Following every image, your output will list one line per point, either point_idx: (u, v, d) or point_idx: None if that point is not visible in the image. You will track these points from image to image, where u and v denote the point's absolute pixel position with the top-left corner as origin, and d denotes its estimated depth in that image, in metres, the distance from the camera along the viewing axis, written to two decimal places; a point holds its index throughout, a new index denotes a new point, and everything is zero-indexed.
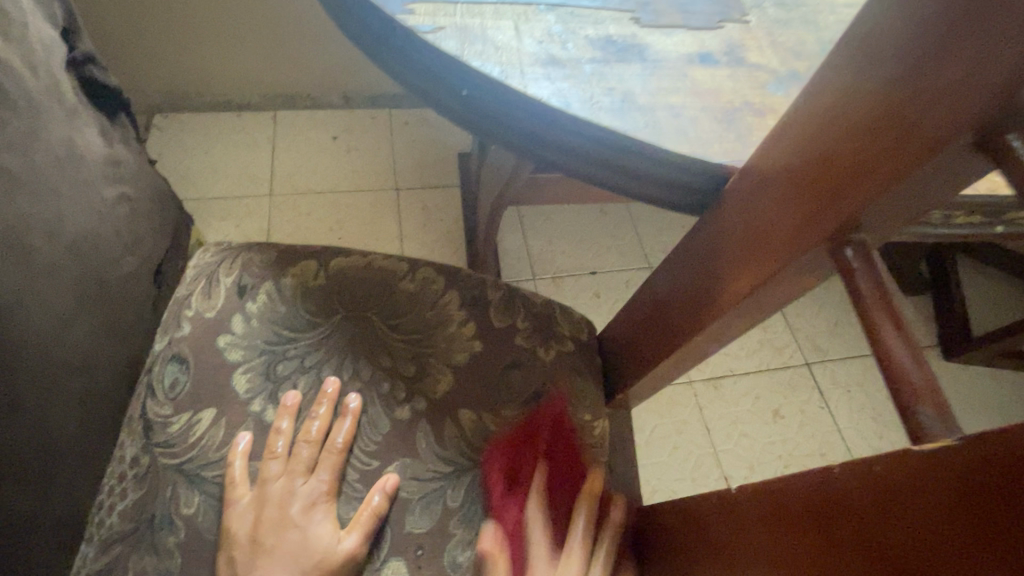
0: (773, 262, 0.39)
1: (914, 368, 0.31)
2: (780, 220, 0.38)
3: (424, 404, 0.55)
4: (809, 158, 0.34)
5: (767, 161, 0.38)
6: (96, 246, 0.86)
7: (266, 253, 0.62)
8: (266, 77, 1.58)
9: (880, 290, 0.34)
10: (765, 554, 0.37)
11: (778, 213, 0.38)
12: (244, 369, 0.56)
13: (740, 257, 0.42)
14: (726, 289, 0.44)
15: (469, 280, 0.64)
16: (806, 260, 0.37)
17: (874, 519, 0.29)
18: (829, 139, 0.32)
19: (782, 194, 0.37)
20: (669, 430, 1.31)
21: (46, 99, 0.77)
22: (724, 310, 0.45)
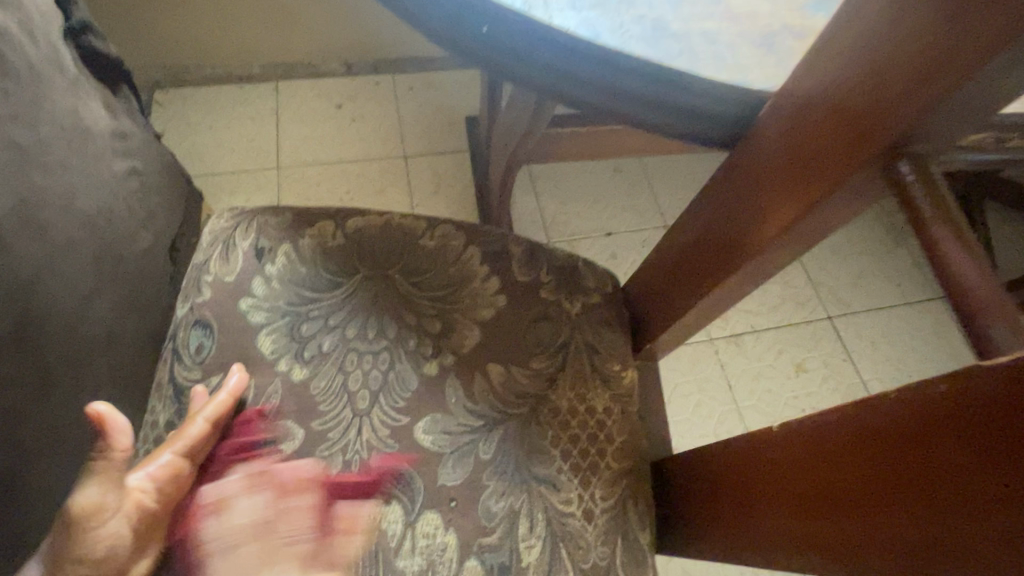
0: (819, 188, 0.37)
1: (981, 278, 0.29)
2: (824, 144, 0.36)
3: (451, 359, 0.54)
4: (856, 71, 0.32)
5: (808, 81, 0.36)
6: (111, 219, 0.85)
7: (281, 215, 0.61)
8: (266, 45, 1.54)
9: (938, 207, 0.32)
10: (816, 489, 0.36)
11: (821, 135, 0.36)
12: (269, 331, 0.54)
13: (778, 188, 0.40)
14: (762, 226, 0.42)
15: (489, 235, 0.62)
16: (854, 183, 0.35)
17: (922, 444, 0.28)
18: (879, 47, 0.30)
19: (826, 115, 0.35)
20: (691, 388, 1.30)
21: (47, 68, 0.75)
22: (762, 247, 0.43)
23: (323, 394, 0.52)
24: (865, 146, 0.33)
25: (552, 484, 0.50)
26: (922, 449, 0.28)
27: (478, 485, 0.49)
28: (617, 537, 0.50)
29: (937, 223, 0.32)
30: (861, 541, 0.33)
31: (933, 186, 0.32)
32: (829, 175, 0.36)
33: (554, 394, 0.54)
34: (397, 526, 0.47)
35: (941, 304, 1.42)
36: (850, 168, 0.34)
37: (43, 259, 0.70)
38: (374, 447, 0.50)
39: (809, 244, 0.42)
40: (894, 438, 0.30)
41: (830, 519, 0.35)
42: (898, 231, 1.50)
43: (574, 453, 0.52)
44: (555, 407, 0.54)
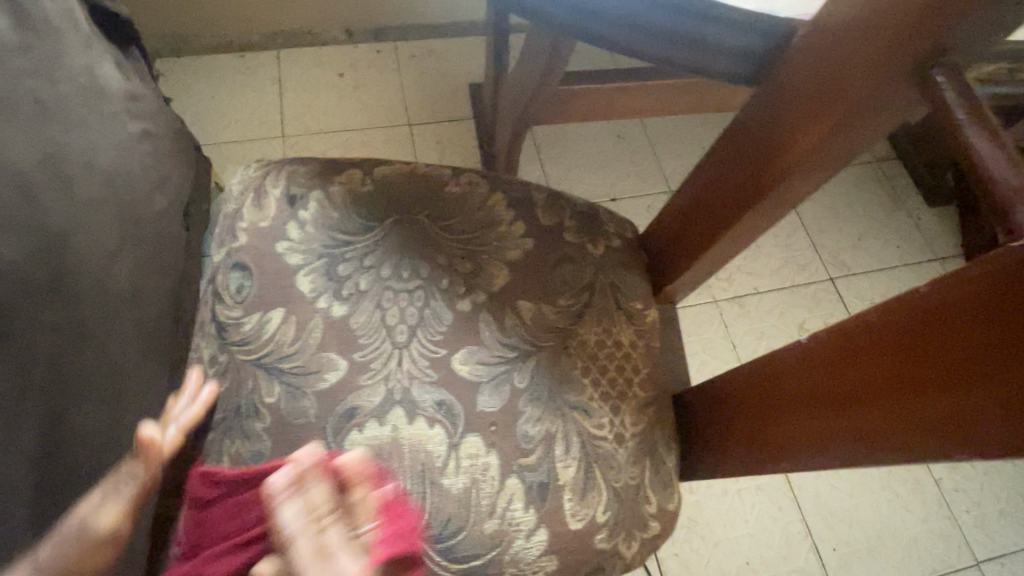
0: (848, 110, 0.39)
1: (1011, 172, 0.30)
2: (854, 66, 0.38)
3: (484, 297, 0.57)
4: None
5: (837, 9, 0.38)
6: (131, 180, 0.86)
7: (309, 164, 0.62)
8: (266, 13, 1.52)
9: (970, 108, 0.33)
10: (846, 388, 0.39)
11: (850, 58, 0.38)
12: (307, 272, 0.56)
13: (803, 112, 0.42)
14: (788, 153, 0.44)
15: (512, 183, 0.64)
16: (885, 97, 0.37)
17: (945, 327, 0.31)
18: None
19: (855, 38, 0.37)
20: (698, 349, 1.34)
21: (63, 24, 0.75)
22: (789, 175, 0.44)
23: (363, 329, 0.54)
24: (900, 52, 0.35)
25: (584, 410, 0.53)
26: (947, 328, 0.31)
27: (515, 410, 0.52)
28: (646, 458, 0.54)
29: (971, 126, 0.32)
30: (897, 427, 0.35)
31: (965, 93, 0.33)
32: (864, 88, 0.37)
33: (582, 329, 0.57)
34: (441, 448, 0.50)
35: (938, 265, 1.46)
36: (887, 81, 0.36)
37: (74, 212, 0.71)
38: (416, 378, 0.52)
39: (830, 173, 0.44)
40: (918, 327, 0.33)
41: (862, 413, 0.38)
42: (896, 195, 1.53)
43: (604, 383, 0.55)
44: (583, 340, 0.56)
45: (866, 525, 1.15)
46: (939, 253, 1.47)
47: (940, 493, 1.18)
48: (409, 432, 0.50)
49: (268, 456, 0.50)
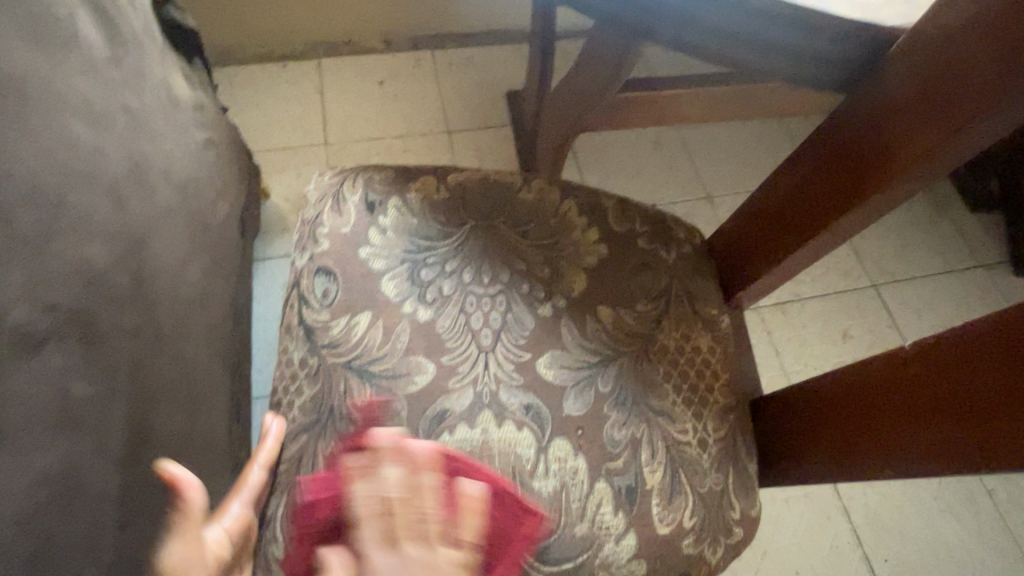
0: (968, 116, 0.39)
1: None
2: (976, 75, 0.38)
3: (564, 302, 0.58)
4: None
5: (951, 20, 0.38)
6: (198, 188, 0.88)
7: (386, 172, 0.64)
8: (311, 24, 1.55)
9: None
10: (952, 392, 0.39)
11: (973, 65, 0.38)
12: (391, 277, 0.58)
13: (913, 116, 0.42)
14: (895, 157, 0.44)
15: (583, 190, 0.65)
16: (1010, 104, 0.37)
17: None
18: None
19: (979, 46, 0.37)
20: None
21: (144, 38, 0.78)
22: (894, 177, 0.45)
23: (448, 332, 0.55)
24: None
25: (667, 415, 0.54)
26: None
27: (600, 415, 0.53)
28: (729, 464, 0.54)
29: None
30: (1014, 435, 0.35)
31: None
32: (987, 93, 0.38)
33: (661, 334, 0.58)
34: (530, 451, 0.51)
35: (985, 271, 1.43)
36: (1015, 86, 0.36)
37: (150, 219, 0.72)
38: (503, 381, 0.54)
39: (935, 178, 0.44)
40: None
41: (971, 420, 0.38)
42: (941, 201, 1.50)
43: (685, 389, 0.56)
44: (663, 345, 0.57)
45: (919, 538, 1.13)
46: (986, 260, 1.44)
47: (995, 507, 1.15)
48: (498, 434, 0.52)
49: None
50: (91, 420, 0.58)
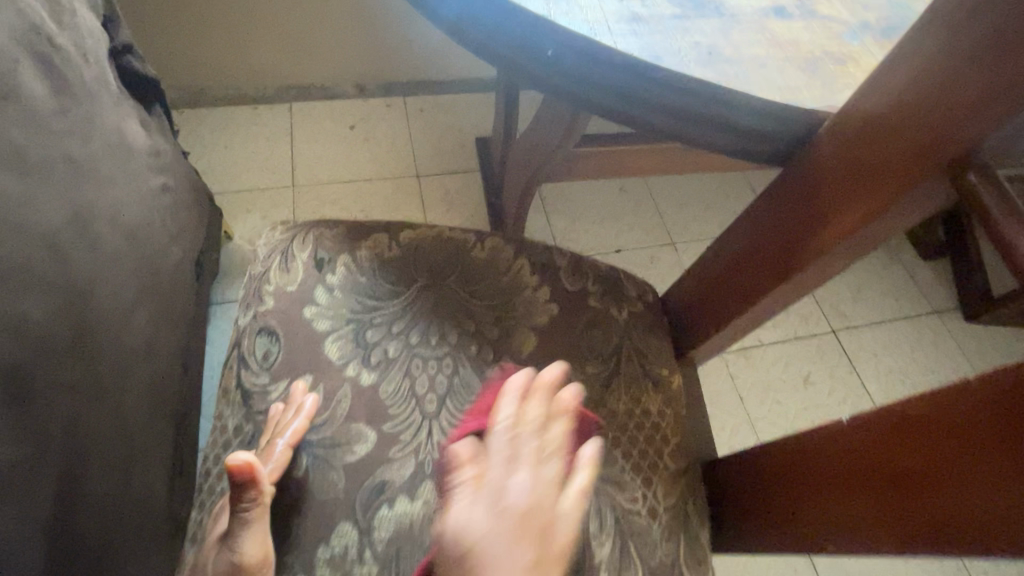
0: (885, 195, 0.40)
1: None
2: (889, 158, 0.39)
3: (512, 364, 0.57)
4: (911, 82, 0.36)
5: (868, 103, 0.40)
6: (150, 236, 0.85)
7: (337, 228, 0.63)
8: (280, 70, 1.56)
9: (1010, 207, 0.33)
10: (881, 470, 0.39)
11: (886, 149, 0.39)
12: (335, 338, 0.56)
13: (830, 198, 0.44)
14: (818, 235, 0.46)
15: (535, 247, 0.65)
16: (920, 190, 0.38)
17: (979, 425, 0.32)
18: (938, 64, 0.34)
19: (890, 132, 0.38)
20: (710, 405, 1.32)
21: (97, 88, 0.76)
22: (820, 253, 0.46)
23: (392, 397, 0.54)
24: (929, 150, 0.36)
25: (616, 483, 0.53)
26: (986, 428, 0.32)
27: None
28: (679, 533, 0.53)
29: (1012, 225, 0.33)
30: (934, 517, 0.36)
31: (1003, 191, 0.34)
32: (892, 183, 0.39)
33: (611, 399, 0.58)
34: None
35: (936, 318, 1.48)
36: (918, 179, 0.38)
37: (93, 271, 0.68)
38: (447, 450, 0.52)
39: (861, 254, 0.46)
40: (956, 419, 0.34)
41: (902, 501, 0.38)
42: (893, 248, 1.57)
43: (635, 453, 0.55)
44: (612, 410, 0.57)
45: None
46: (935, 306, 1.50)
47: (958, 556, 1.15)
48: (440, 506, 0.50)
49: (295, 533, 0.49)
50: (16, 489, 0.56)
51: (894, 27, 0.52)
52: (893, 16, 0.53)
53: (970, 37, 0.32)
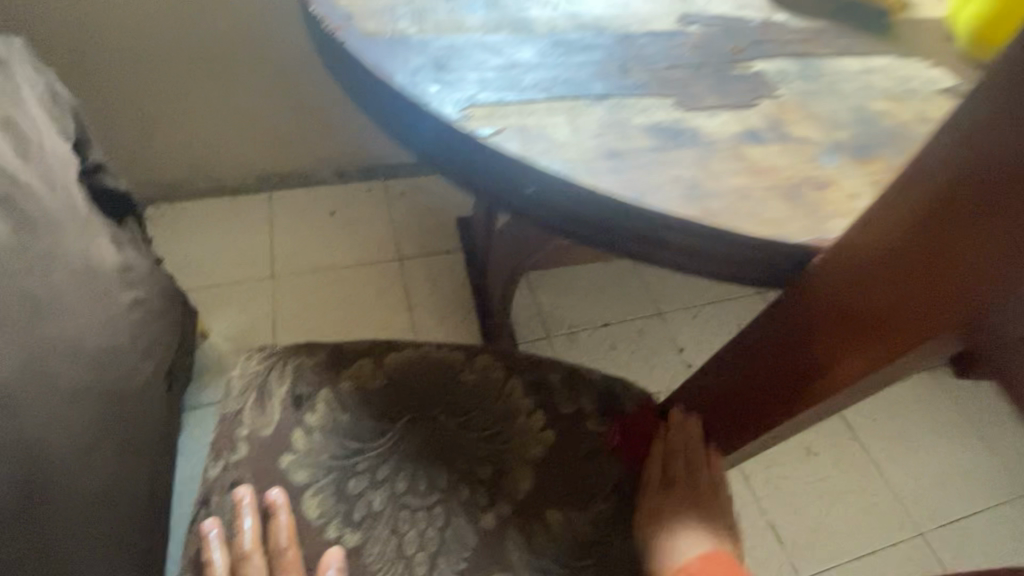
0: (890, 348, 0.39)
1: None
2: (883, 309, 0.38)
3: (508, 508, 0.54)
4: (949, 208, 0.32)
5: (857, 249, 0.39)
6: (118, 360, 0.80)
7: (317, 355, 0.60)
8: (259, 162, 1.56)
9: None
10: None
11: (882, 302, 0.38)
12: (313, 491, 0.53)
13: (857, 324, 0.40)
14: (837, 366, 0.43)
15: (527, 362, 0.62)
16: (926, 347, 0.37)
17: None
18: (988, 192, 0.30)
19: (886, 286, 0.38)
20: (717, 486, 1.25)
21: (64, 215, 0.73)
22: (839, 383, 0.44)
23: (378, 561, 0.51)
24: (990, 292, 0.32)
25: None
26: None
27: None
28: None
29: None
30: None
31: None
32: (934, 320, 0.35)
33: (618, 539, 0.54)
34: None
35: (930, 377, 1.46)
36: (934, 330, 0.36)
37: (40, 425, 0.63)
38: None
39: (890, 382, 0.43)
40: None
41: None
42: None
43: None
44: (618, 554, 0.53)
45: None
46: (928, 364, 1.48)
47: None
48: None
49: None
50: None
51: (866, 145, 0.54)
52: (859, 133, 0.55)
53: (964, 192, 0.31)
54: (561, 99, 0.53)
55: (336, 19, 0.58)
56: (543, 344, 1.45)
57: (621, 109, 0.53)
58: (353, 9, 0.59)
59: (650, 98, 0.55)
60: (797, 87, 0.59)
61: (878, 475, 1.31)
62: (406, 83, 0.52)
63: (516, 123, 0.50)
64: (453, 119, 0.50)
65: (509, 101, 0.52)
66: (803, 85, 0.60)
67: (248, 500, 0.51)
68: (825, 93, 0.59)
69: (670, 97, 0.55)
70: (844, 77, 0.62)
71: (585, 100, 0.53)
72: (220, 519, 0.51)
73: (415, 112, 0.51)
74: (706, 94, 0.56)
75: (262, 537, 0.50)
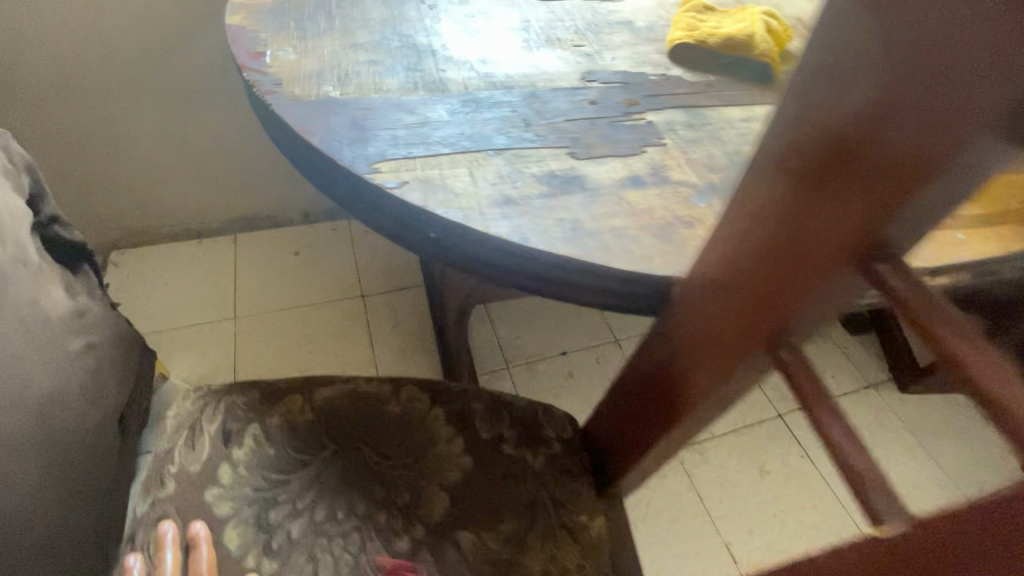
0: (728, 362, 0.42)
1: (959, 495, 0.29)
2: (721, 326, 0.42)
3: (423, 531, 0.58)
4: (752, 225, 0.35)
5: (701, 272, 0.43)
6: (65, 405, 0.82)
7: (249, 393, 0.63)
8: (224, 207, 1.60)
9: (822, 400, 0.37)
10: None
11: (718, 320, 0.42)
12: (234, 523, 0.56)
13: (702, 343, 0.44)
14: (695, 381, 0.47)
15: (452, 392, 0.66)
16: (750, 364, 0.41)
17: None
18: (774, 206, 0.32)
19: (720, 303, 0.41)
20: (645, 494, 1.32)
21: (13, 267, 0.77)
22: (698, 402, 0.47)
23: None
24: (776, 312, 0.36)
25: None
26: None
27: None
28: None
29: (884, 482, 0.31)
30: None
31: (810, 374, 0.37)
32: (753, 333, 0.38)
33: (527, 558, 0.57)
34: None
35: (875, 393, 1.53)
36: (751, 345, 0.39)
37: None
38: None
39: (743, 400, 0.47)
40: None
41: None
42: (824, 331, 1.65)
43: None
44: (527, 571, 0.56)
45: None
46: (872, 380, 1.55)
47: None
48: None
49: None
50: None
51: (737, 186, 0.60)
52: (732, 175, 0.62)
53: (759, 209, 0.34)
54: (463, 153, 0.59)
55: (266, 84, 0.64)
56: (503, 374, 1.49)
57: (518, 160, 0.59)
58: (282, 75, 0.66)
59: (546, 149, 0.61)
60: (681, 136, 0.66)
61: (828, 491, 1.35)
62: (323, 143, 0.58)
63: (419, 175, 0.56)
64: (363, 174, 0.55)
65: (415, 156, 0.58)
66: (687, 133, 0.67)
67: (171, 535, 0.54)
68: (706, 140, 0.66)
69: (564, 148, 0.62)
70: (726, 125, 0.69)
71: (486, 152, 0.60)
72: (144, 557, 0.53)
73: (332, 168, 0.57)
74: (598, 144, 0.63)
75: (182, 568, 0.52)
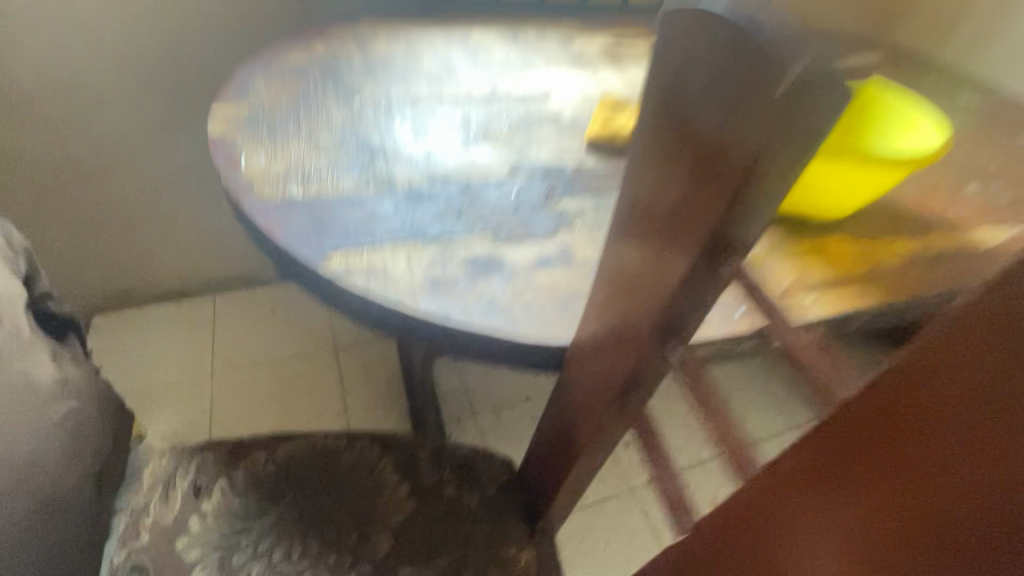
0: (598, 410, 0.56)
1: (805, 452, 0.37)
2: (592, 382, 0.56)
3: (368, 568, 0.66)
4: (604, 308, 0.51)
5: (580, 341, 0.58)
6: (48, 466, 0.89)
7: (218, 451, 0.72)
8: (204, 270, 1.70)
9: None
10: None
11: (590, 378, 0.56)
12: (199, 568, 0.64)
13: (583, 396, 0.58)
14: (583, 428, 0.59)
15: (399, 443, 0.76)
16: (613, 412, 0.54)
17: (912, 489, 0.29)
18: (615, 296, 0.48)
19: (590, 365, 0.56)
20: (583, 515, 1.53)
21: (8, 342, 0.86)
22: (587, 443, 0.59)
23: None
24: (622, 372, 0.51)
25: None
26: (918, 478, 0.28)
27: None
28: None
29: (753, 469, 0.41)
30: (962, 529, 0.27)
31: None
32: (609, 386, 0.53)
33: None
34: None
35: None
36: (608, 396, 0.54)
37: None
38: None
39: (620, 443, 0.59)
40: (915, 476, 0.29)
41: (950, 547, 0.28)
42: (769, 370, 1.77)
43: None
44: None
45: None
46: None
47: None
48: None
49: None
50: None
51: None
52: None
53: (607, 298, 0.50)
54: (403, 242, 0.71)
55: (239, 187, 0.77)
56: (468, 422, 1.58)
57: (449, 246, 0.72)
58: (253, 178, 0.79)
59: (473, 235, 0.74)
60: (588, 220, 0.80)
61: None
62: (286, 237, 0.70)
63: (365, 264, 0.68)
64: (317, 263, 0.67)
65: (362, 246, 0.70)
66: (593, 218, 0.81)
67: None
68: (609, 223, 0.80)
69: (488, 234, 0.75)
70: None
71: (422, 241, 0.72)
72: None
73: (291, 258, 0.69)
74: (517, 230, 0.76)
75: None
